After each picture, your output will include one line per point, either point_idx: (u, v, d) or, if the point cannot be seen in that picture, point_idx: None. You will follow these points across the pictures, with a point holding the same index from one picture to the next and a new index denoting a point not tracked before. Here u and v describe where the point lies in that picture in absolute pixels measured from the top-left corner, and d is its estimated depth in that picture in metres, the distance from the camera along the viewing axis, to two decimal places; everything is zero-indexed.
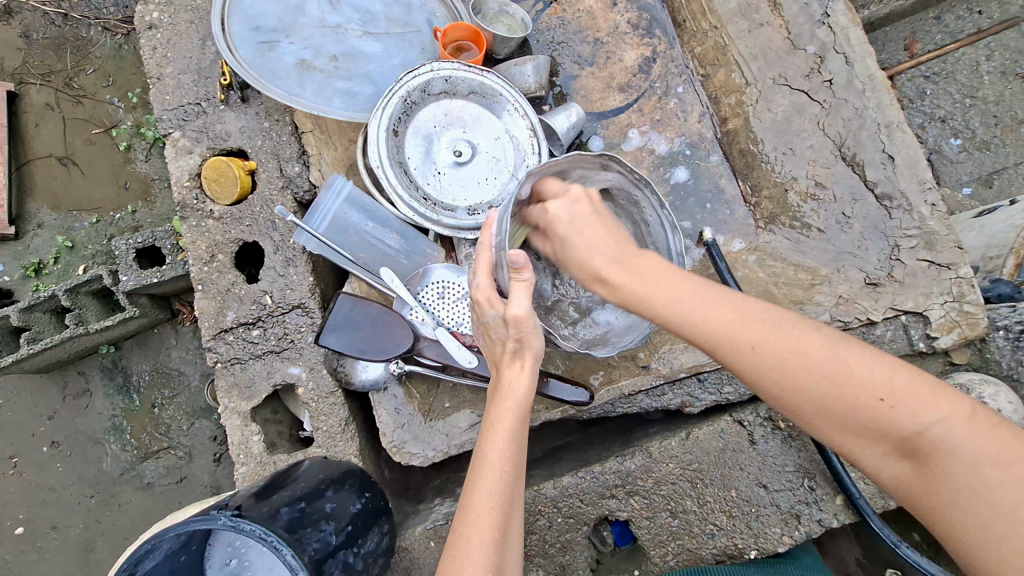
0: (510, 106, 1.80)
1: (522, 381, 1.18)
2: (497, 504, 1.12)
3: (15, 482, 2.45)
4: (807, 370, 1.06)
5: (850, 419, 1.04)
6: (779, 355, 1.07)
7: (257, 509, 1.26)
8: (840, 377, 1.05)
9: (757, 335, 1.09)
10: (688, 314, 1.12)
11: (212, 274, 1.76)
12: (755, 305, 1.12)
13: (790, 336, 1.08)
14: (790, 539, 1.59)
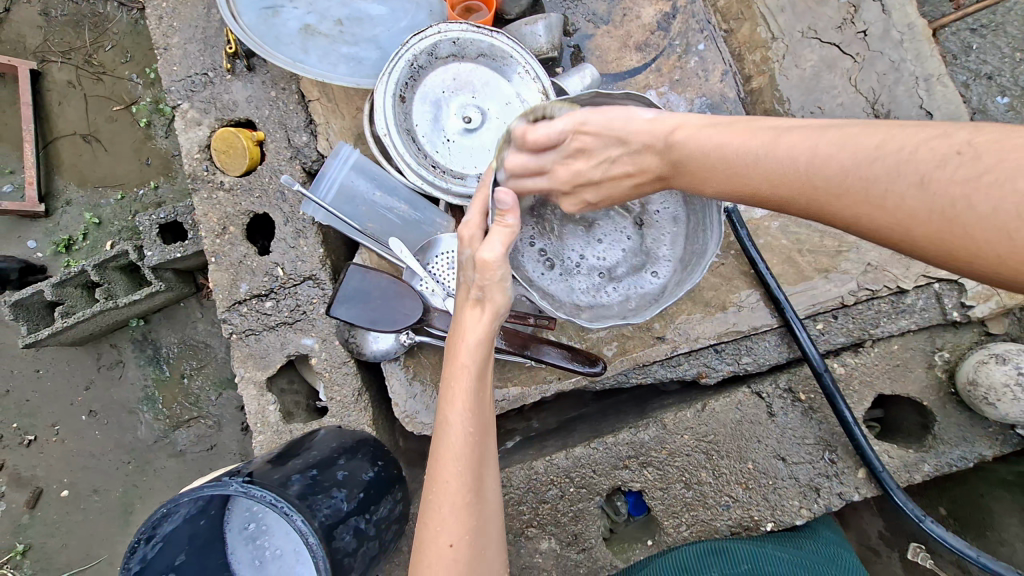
0: (521, 68, 1.73)
1: (479, 331, 1.14)
2: (463, 467, 1.11)
3: (56, 449, 2.55)
4: (869, 160, 0.87)
5: (927, 229, 0.82)
6: (842, 134, 0.91)
7: (268, 476, 1.28)
8: (925, 184, 0.82)
9: (807, 145, 0.94)
10: (769, 167, 0.98)
11: (225, 246, 1.77)
12: (789, 136, 0.97)
13: (806, 144, 0.94)
14: (809, 512, 1.55)
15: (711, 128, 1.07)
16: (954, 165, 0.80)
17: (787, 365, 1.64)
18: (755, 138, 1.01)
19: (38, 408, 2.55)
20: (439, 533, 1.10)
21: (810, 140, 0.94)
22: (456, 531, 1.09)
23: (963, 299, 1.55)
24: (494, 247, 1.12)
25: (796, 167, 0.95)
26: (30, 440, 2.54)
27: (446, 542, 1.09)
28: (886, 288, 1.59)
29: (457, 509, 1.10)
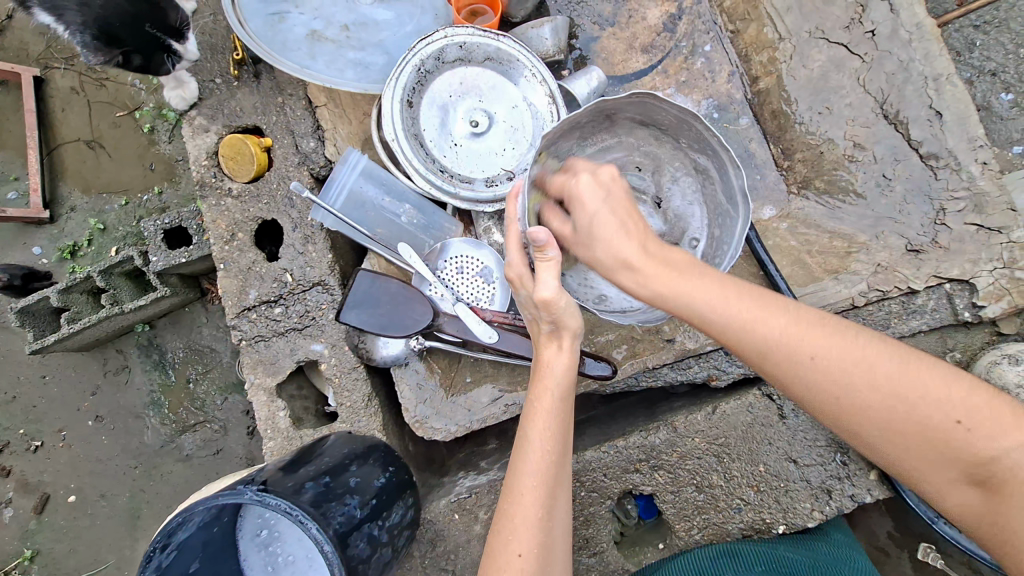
0: (528, 72, 1.75)
1: (559, 367, 1.22)
2: (543, 490, 1.16)
3: (64, 454, 2.55)
4: (852, 414, 1.06)
5: (890, 423, 1.05)
6: (873, 379, 1.05)
7: (282, 483, 1.28)
8: (946, 443, 1.04)
9: (846, 359, 1.06)
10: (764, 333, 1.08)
11: (233, 253, 1.77)
12: (811, 340, 1.06)
13: (877, 372, 1.05)
14: (821, 513, 1.55)
15: (665, 271, 1.12)
16: (927, 408, 1.04)
17: None
18: (762, 307, 1.10)
19: (44, 414, 2.55)
20: (510, 544, 1.14)
21: (850, 389, 1.06)
22: (529, 546, 1.14)
23: (974, 300, 1.54)
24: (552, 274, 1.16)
25: (778, 346, 1.07)
26: (37, 446, 2.55)
27: (515, 553, 1.13)
28: (896, 289, 1.59)
29: (525, 527, 1.14)
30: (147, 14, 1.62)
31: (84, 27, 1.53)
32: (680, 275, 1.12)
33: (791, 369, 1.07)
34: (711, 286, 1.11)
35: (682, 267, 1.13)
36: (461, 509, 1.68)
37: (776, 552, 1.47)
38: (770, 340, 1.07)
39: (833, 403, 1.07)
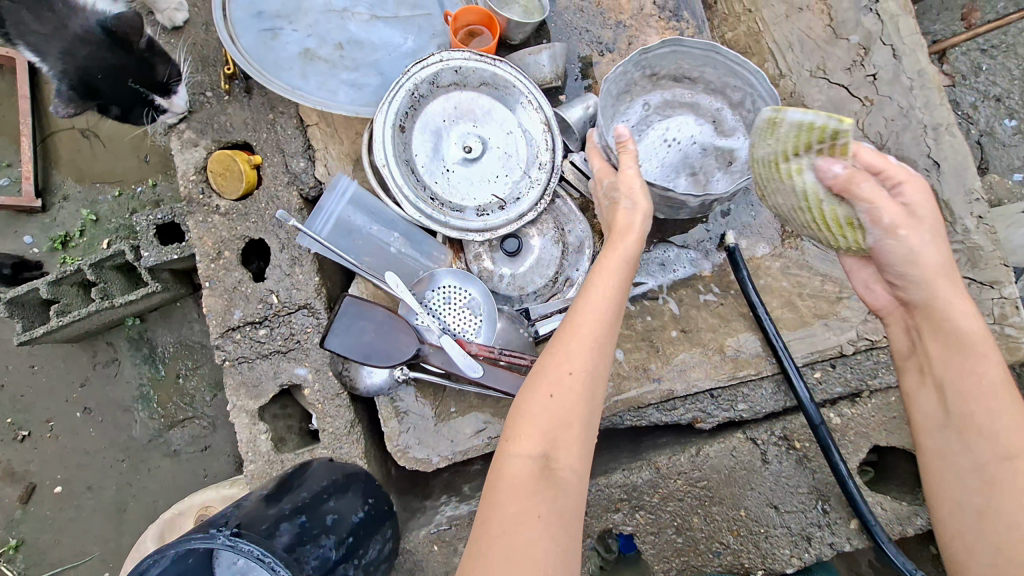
0: (524, 99, 1.73)
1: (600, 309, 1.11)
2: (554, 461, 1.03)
3: (52, 445, 2.54)
4: (977, 465, 1.06)
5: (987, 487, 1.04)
6: (1012, 470, 1.03)
7: (256, 525, 1.26)
8: (989, 519, 1.02)
9: (1010, 433, 1.05)
10: (969, 390, 1.09)
11: (219, 271, 1.75)
12: (999, 407, 1.06)
13: (1013, 461, 1.03)
14: (801, 560, 1.54)
15: (947, 281, 1.13)
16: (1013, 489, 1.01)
17: (784, 413, 1.65)
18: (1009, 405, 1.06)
19: (32, 404, 2.54)
20: (562, 360, 1.08)
21: (984, 447, 1.06)
22: (569, 394, 1.06)
23: None
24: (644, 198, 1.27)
25: (996, 421, 1.06)
26: (25, 435, 2.53)
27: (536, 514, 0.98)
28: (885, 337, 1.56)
29: (526, 495, 1.00)
30: (131, 70, 1.73)
31: (65, 75, 1.70)
32: (991, 354, 1.09)
33: (959, 401, 1.10)
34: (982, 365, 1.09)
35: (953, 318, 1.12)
36: (441, 540, 1.68)
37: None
38: (990, 416, 1.06)
39: (989, 451, 1.05)
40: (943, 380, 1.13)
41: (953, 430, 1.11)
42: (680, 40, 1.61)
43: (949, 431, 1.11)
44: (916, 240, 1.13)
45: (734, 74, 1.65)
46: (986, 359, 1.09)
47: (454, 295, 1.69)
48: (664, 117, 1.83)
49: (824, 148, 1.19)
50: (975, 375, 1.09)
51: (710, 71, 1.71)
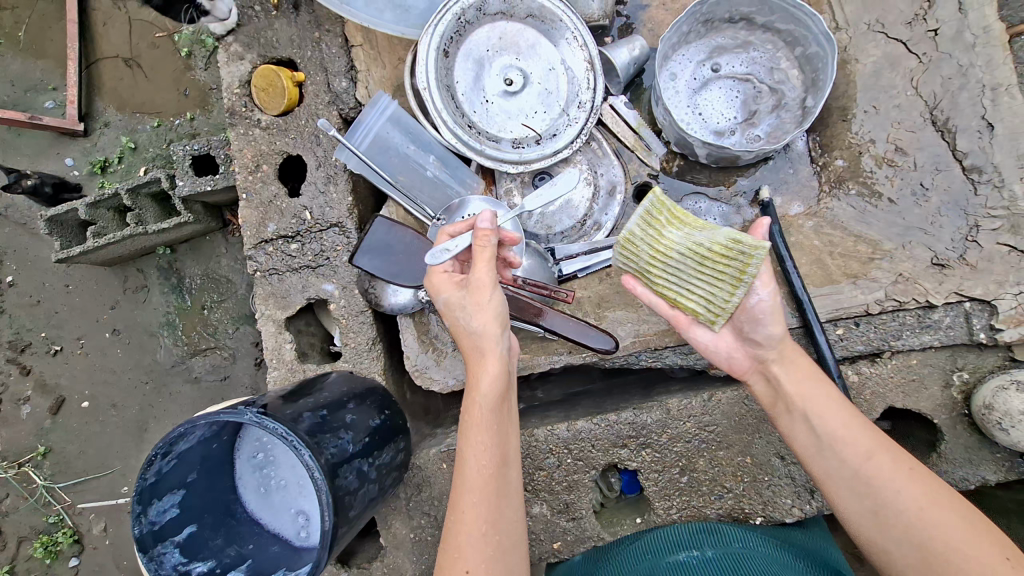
0: (570, 35, 1.71)
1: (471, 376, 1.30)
2: (486, 490, 1.20)
3: (80, 361, 2.60)
4: (868, 489, 1.14)
5: (878, 513, 1.12)
6: (921, 491, 1.10)
7: (281, 410, 1.33)
8: (883, 520, 1.11)
9: (869, 449, 1.16)
10: (831, 417, 1.22)
11: (256, 184, 1.78)
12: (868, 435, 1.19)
13: (908, 477, 1.12)
14: (801, 511, 1.57)
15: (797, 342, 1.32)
16: (913, 512, 1.08)
17: None
18: (833, 416, 1.22)
19: (66, 320, 2.60)
20: (466, 513, 1.18)
21: (888, 469, 1.14)
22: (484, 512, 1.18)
23: (992, 322, 1.50)
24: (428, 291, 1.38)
25: (853, 441, 1.18)
26: (57, 350, 2.60)
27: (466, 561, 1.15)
28: (914, 301, 1.54)
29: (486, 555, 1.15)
30: None
31: None
32: (804, 383, 1.27)
33: (817, 418, 1.24)
34: (824, 395, 1.26)
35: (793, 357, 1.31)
36: (449, 459, 1.69)
37: (751, 554, 1.44)
38: (833, 430, 1.21)
39: (855, 469, 1.16)
40: (799, 398, 1.27)
41: (828, 452, 1.21)
42: None
43: (819, 454, 1.22)
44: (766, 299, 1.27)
45: (788, 16, 1.66)
46: (833, 393, 1.26)
47: None
48: (715, 64, 1.82)
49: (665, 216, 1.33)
50: (817, 402, 1.24)
51: (762, 14, 1.71)
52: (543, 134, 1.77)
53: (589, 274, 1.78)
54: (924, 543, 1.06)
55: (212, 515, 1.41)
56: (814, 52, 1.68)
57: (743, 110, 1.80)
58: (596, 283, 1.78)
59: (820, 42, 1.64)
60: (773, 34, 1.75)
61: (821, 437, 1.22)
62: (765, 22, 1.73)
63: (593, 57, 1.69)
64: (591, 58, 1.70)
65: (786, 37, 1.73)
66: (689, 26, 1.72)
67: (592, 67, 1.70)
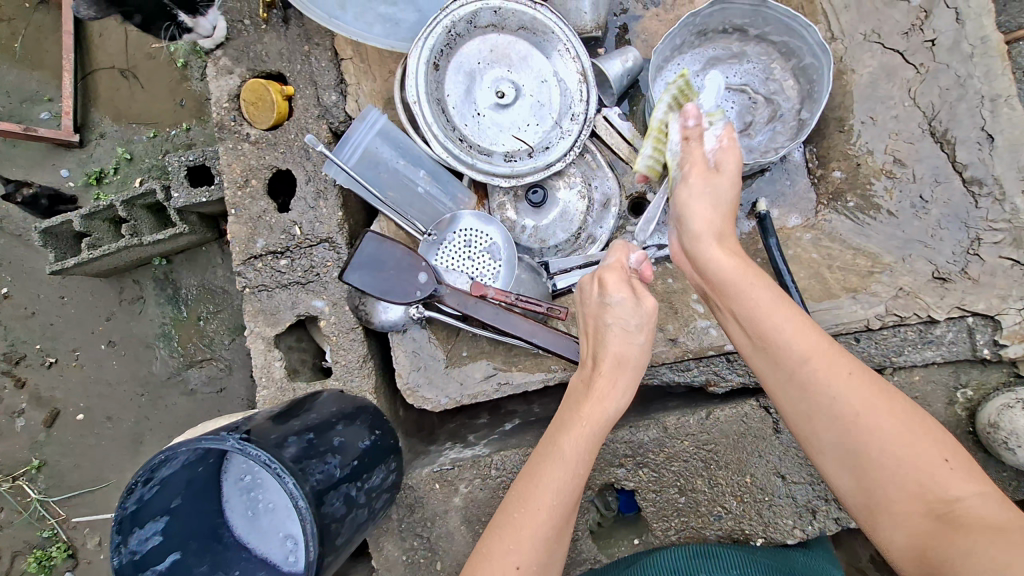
0: (561, 47, 1.69)
1: (614, 393, 1.21)
2: (552, 505, 1.14)
3: (75, 374, 2.57)
4: (804, 391, 1.07)
5: (827, 414, 1.05)
6: (864, 393, 1.03)
7: (266, 435, 1.29)
8: (839, 418, 1.04)
9: (818, 347, 1.07)
10: (757, 303, 1.13)
11: (245, 199, 1.75)
12: (811, 332, 1.10)
13: (852, 380, 1.04)
14: (802, 532, 1.53)
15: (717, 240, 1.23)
16: (863, 419, 1.02)
17: None
18: (778, 305, 1.12)
19: (60, 333, 2.56)
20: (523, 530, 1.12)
21: (823, 368, 1.06)
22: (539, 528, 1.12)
23: (996, 337, 1.47)
24: (619, 287, 1.23)
25: (792, 345, 1.09)
26: (52, 362, 2.56)
27: (513, 565, 1.09)
28: (915, 316, 1.51)
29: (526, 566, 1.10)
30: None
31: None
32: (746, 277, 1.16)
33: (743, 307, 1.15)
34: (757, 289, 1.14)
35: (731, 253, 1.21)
36: (442, 480, 1.65)
37: None
38: (781, 334, 1.10)
39: (791, 369, 1.08)
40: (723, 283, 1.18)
41: (765, 350, 1.12)
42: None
43: (759, 352, 1.13)
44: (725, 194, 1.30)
45: (782, 27, 1.64)
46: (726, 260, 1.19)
47: (475, 239, 1.71)
48: (709, 74, 1.79)
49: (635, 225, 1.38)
50: (756, 303, 1.13)
51: (756, 25, 1.69)
52: (536, 147, 1.75)
53: None
54: (868, 447, 1.01)
55: (198, 540, 1.37)
56: (809, 64, 1.66)
57: (738, 121, 1.77)
58: None
59: (814, 54, 1.62)
60: (768, 45, 1.73)
61: (755, 336, 1.13)
62: (759, 32, 1.71)
63: (586, 69, 1.67)
64: (584, 70, 1.68)
65: (781, 48, 1.71)
66: (682, 37, 1.70)
67: (585, 79, 1.68)
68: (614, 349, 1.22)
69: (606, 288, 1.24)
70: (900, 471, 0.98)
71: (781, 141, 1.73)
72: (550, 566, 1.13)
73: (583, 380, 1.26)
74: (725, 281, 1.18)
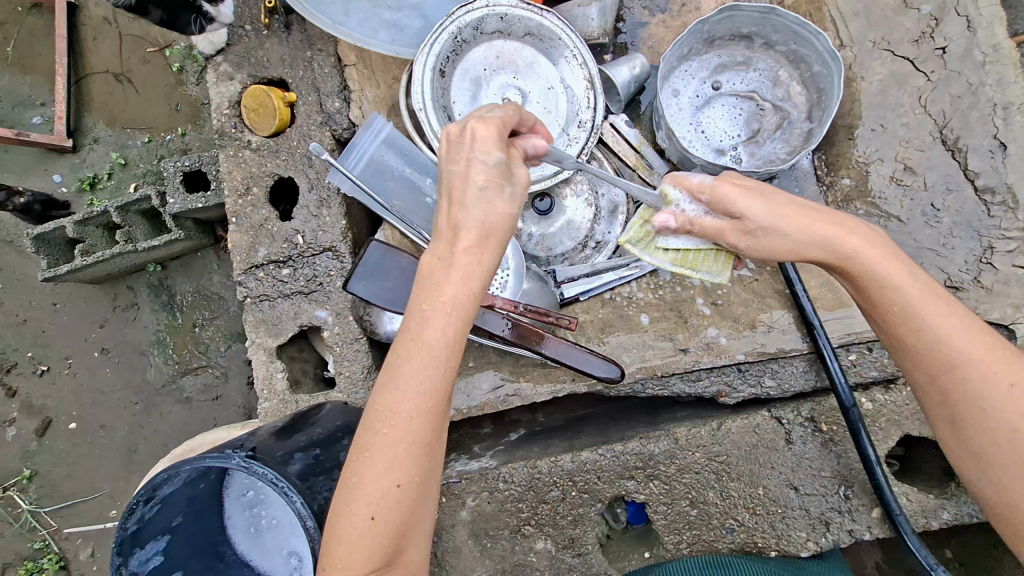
0: (569, 53, 1.67)
1: (478, 275, 1.02)
2: (403, 430, 1.01)
3: (68, 382, 2.52)
4: (945, 399, 1.10)
5: (981, 409, 1.07)
6: (1023, 402, 1.05)
7: (271, 451, 1.26)
8: (989, 419, 1.06)
9: (975, 355, 1.06)
10: (913, 312, 1.07)
11: (246, 207, 1.72)
12: (972, 337, 1.06)
13: (1014, 392, 1.04)
14: (816, 545, 1.50)
15: (826, 224, 1.07)
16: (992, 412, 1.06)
17: (812, 394, 1.60)
18: (949, 311, 1.07)
19: (53, 340, 2.51)
20: (387, 472, 1.01)
21: (974, 374, 1.06)
22: (392, 463, 1.01)
23: (1010, 346, 1.46)
24: (490, 151, 1.02)
25: (947, 349, 1.06)
26: (44, 370, 2.51)
27: (370, 514, 1.00)
28: None
29: (397, 505, 1.01)
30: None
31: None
32: (897, 279, 1.06)
33: (908, 316, 1.07)
34: (925, 300, 1.06)
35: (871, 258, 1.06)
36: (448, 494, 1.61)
37: None
38: (939, 339, 1.06)
39: (937, 373, 1.09)
40: (856, 277, 1.08)
41: (922, 352, 1.09)
42: (737, 6, 1.58)
43: (895, 347, 1.12)
44: (754, 216, 1.06)
45: (791, 35, 1.63)
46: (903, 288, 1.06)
47: None
48: (717, 82, 1.78)
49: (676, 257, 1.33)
50: (908, 312, 1.07)
51: (765, 32, 1.68)
52: None
53: (590, 298, 1.71)
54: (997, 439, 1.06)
55: (199, 560, 1.31)
56: (818, 71, 1.65)
57: (746, 129, 1.76)
58: (598, 306, 1.70)
59: (823, 61, 1.61)
60: (776, 52, 1.72)
61: (902, 338, 1.10)
62: (767, 40, 1.71)
63: (594, 75, 1.64)
64: (593, 76, 1.65)
65: (789, 56, 1.70)
66: (690, 44, 1.68)
67: (593, 85, 1.65)
68: (476, 222, 1.01)
69: (484, 154, 1.02)
70: (1015, 463, 1.06)
71: (789, 148, 1.71)
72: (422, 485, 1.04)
73: (438, 257, 1.02)
74: (854, 265, 1.08)
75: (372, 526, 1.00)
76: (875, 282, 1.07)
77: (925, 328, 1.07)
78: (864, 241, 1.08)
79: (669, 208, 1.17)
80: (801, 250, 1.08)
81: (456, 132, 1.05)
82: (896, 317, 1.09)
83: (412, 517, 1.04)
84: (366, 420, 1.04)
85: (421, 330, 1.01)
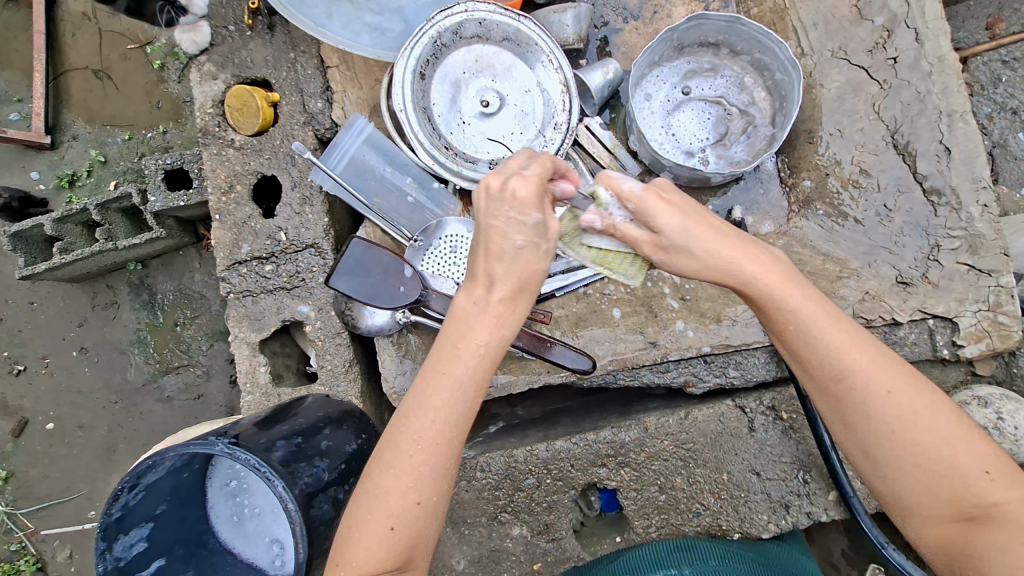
0: (544, 58, 1.73)
1: (511, 319, 1.07)
2: (422, 453, 1.06)
3: (46, 381, 2.52)
4: (838, 407, 1.10)
5: (890, 427, 1.06)
6: (900, 407, 1.06)
7: (254, 439, 1.31)
8: (898, 437, 1.06)
9: (863, 365, 1.07)
10: (806, 329, 1.09)
11: (229, 205, 1.75)
12: (861, 352, 1.08)
13: (895, 402, 1.06)
14: (776, 527, 1.59)
15: (724, 239, 1.08)
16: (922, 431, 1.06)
17: (773, 384, 1.68)
18: (839, 328, 1.09)
19: (29, 339, 2.51)
20: (409, 491, 1.07)
21: (864, 388, 1.07)
22: (408, 482, 1.06)
23: (954, 338, 1.56)
24: (532, 209, 1.02)
25: (844, 366, 1.08)
26: (20, 370, 2.51)
27: (388, 527, 1.05)
28: (881, 318, 1.59)
29: (414, 522, 1.07)
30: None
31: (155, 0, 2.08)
32: (785, 294, 1.09)
33: (796, 332, 1.10)
34: (816, 318, 1.09)
35: (766, 279, 1.09)
36: None
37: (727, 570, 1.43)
38: (832, 357, 1.08)
39: (829, 385, 1.10)
40: (755, 290, 1.10)
41: (817, 367, 1.10)
42: (704, 15, 1.66)
43: (794, 361, 1.14)
44: (670, 232, 1.06)
45: (756, 43, 1.72)
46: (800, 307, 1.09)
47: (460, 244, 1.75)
48: (687, 87, 1.86)
49: (598, 254, 1.29)
50: (798, 328, 1.09)
51: (732, 40, 1.76)
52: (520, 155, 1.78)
53: (566, 293, 1.76)
54: (935, 468, 1.06)
55: (183, 547, 1.36)
56: (780, 79, 1.73)
57: (715, 132, 1.84)
58: (573, 302, 1.75)
59: (785, 69, 1.69)
60: (742, 59, 1.80)
61: (797, 351, 1.11)
62: (734, 48, 1.79)
63: (569, 80, 1.70)
64: (568, 80, 1.71)
65: (754, 63, 1.79)
66: (661, 51, 1.76)
67: (568, 89, 1.72)
68: (509, 275, 1.04)
69: (522, 214, 1.02)
70: (944, 486, 1.06)
71: (754, 152, 1.80)
72: (438, 505, 1.09)
73: (472, 299, 1.07)
74: (756, 290, 1.09)
75: (391, 537, 1.05)
76: (767, 297, 1.09)
77: (816, 343, 1.08)
78: (755, 256, 1.09)
79: (600, 209, 1.12)
80: (705, 271, 1.09)
81: (496, 185, 1.04)
82: (792, 333, 1.10)
83: (428, 533, 1.09)
84: (388, 438, 1.10)
85: (452, 365, 1.07)
